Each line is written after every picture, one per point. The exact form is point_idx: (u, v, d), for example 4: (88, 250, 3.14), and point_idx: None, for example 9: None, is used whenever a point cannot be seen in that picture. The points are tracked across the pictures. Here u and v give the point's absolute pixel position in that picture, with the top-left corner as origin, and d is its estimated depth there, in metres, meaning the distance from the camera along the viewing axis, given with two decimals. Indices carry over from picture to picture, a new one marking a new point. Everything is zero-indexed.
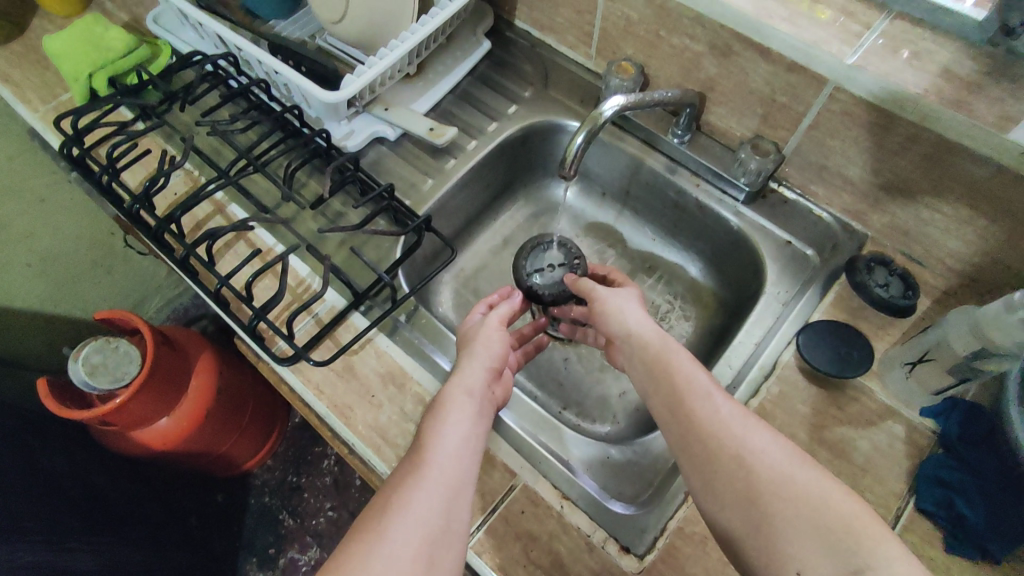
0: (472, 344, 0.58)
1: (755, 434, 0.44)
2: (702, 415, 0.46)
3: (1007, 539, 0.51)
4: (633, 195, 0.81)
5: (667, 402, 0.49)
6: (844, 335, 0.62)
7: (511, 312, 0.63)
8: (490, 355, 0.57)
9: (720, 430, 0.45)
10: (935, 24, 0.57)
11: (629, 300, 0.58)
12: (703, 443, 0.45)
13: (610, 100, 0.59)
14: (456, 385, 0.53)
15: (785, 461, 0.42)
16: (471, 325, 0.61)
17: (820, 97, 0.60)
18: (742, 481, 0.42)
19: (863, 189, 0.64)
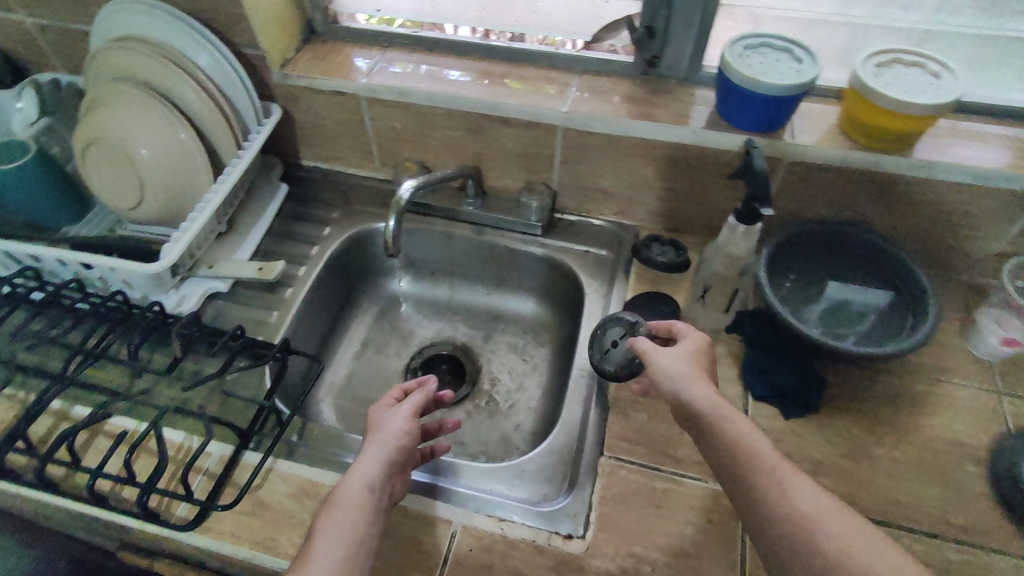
0: (372, 433, 0.60)
1: (817, 499, 0.46)
2: (772, 472, 0.48)
3: (814, 389, 0.68)
4: (457, 264, 0.92)
5: (722, 456, 0.51)
6: (653, 298, 0.77)
7: (420, 399, 0.63)
8: (392, 447, 0.58)
9: (785, 490, 0.47)
10: (606, 71, 0.81)
11: (687, 362, 0.57)
12: (769, 498, 0.47)
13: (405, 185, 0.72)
14: (351, 480, 0.54)
15: (851, 531, 0.44)
16: (378, 414, 0.62)
17: (558, 139, 0.79)
18: (797, 539, 0.45)
19: (617, 194, 0.84)
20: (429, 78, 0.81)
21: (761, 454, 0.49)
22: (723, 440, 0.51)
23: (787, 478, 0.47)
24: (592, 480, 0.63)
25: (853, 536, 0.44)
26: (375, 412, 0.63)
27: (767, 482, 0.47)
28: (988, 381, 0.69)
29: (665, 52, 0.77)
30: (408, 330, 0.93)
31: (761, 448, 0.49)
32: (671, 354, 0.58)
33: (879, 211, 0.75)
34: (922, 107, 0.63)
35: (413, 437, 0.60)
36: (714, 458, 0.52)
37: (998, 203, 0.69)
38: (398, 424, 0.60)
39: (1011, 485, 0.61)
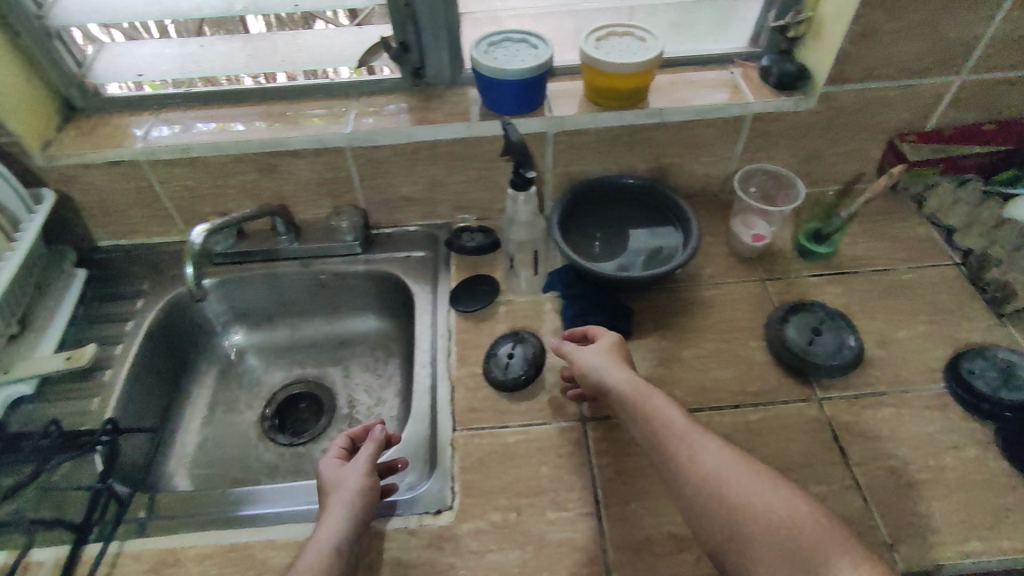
0: (331, 495, 0.59)
1: (722, 462, 0.53)
2: (686, 442, 0.55)
3: (624, 318, 0.77)
4: (289, 302, 0.93)
5: (646, 429, 0.58)
6: (473, 279, 0.83)
7: (374, 452, 0.63)
8: (355, 504, 0.58)
9: (697, 454, 0.54)
10: (379, 91, 0.87)
11: (607, 356, 0.64)
12: (687, 462, 0.54)
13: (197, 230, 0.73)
14: (319, 544, 0.55)
15: (753, 484, 0.51)
16: (333, 473, 0.61)
17: (349, 160, 0.83)
18: (710, 492, 0.52)
19: (421, 198, 0.90)
20: (208, 130, 0.81)
21: (674, 426, 0.56)
22: (647, 420, 0.58)
23: (693, 445, 0.55)
24: (451, 454, 0.67)
25: (753, 485, 0.51)
26: (327, 470, 0.62)
27: (680, 451, 0.55)
28: (752, 273, 0.83)
29: (426, 63, 0.84)
30: (254, 381, 0.91)
31: (674, 423, 0.57)
32: (592, 350, 0.66)
33: (637, 159, 0.87)
34: (638, 65, 0.75)
35: (375, 491, 0.61)
36: (637, 432, 0.59)
37: (718, 131, 0.84)
38: (356, 483, 0.60)
39: (781, 345, 0.74)
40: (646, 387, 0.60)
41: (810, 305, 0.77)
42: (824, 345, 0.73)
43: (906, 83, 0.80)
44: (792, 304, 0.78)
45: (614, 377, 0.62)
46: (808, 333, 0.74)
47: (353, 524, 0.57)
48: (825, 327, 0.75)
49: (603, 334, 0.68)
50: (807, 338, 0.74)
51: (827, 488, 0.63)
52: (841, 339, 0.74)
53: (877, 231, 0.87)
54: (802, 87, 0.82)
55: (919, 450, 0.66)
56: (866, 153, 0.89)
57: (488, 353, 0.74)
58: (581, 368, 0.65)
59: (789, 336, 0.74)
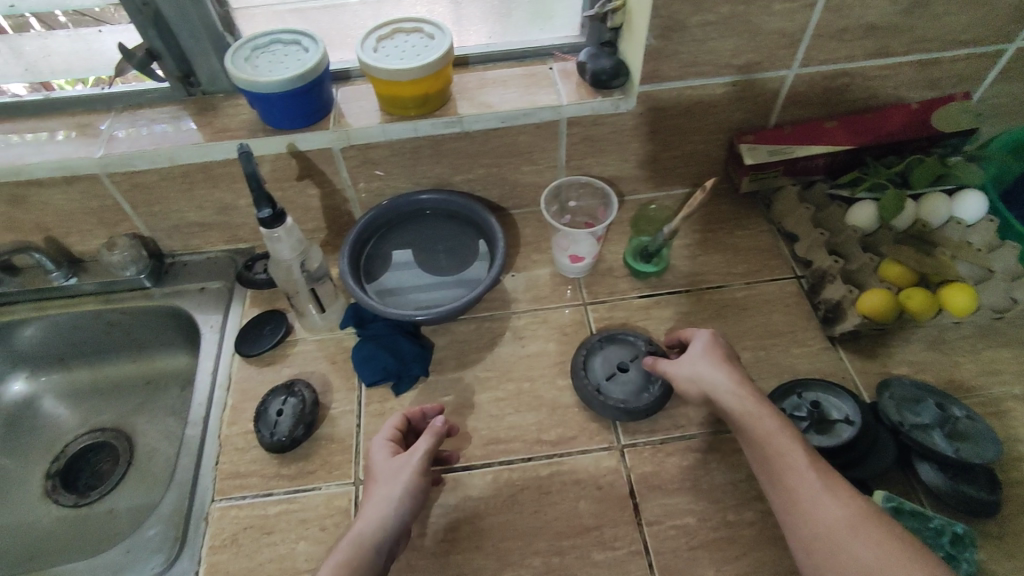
0: (380, 483, 0.55)
1: (849, 518, 0.48)
2: (813, 487, 0.50)
3: (417, 358, 0.69)
4: (79, 341, 0.83)
5: (761, 457, 0.53)
6: (261, 318, 0.75)
7: (434, 441, 0.56)
8: (397, 505, 0.53)
9: (825, 503, 0.49)
10: (148, 102, 0.76)
11: (703, 363, 0.59)
12: (809, 508, 0.49)
13: None
14: (358, 536, 0.51)
15: (866, 540, 0.46)
16: (383, 461, 0.56)
17: (111, 186, 0.73)
18: (824, 545, 0.47)
19: (213, 222, 0.80)
20: None
21: (797, 464, 0.51)
22: (766, 447, 0.53)
23: (817, 495, 0.49)
24: (203, 532, 0.60)
25: (868, 546, 0.46)
26: (376, 453, 0.58)
27: (803, 492, 0.50)
28: (576, 297, 0.76)
29: (195, 69, 0.74)
30: (45, 431, 0.83)
31: (798, 459, 0.51)
32: (685, 358, 0.60)
33: (451, 171, 0.78)
34: (414, 70, 0.66)
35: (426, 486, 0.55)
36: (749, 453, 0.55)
37: (534, 138, 0.75)
38: (408, 477, 0.54)
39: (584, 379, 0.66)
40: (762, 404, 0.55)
41: (636, 339, 0.69)
42: (623, 384, 0.66)
43: (731, 80, 0.72)
44: (617, 333, 0.70)
45: (717, 387, 0.57)
46: (613, 368, 0.67)
47: (394, 525, 0.52)
48: (635, 364, 0.67)
49: (696, 336, 0.62)
50: (607, 374, 0.67)
51: (612, 554, 0.57)
52: (646, 381, 0.66)
53: (716, 241, 0.80)
54: (619, 85, 0.72)
55: (720, 503, 0.60)
56: (707, 154, 0.80)
57: (256, 414, 0.66)
58: (678, 383, 0.60)
59: (590, 368, 0.68)
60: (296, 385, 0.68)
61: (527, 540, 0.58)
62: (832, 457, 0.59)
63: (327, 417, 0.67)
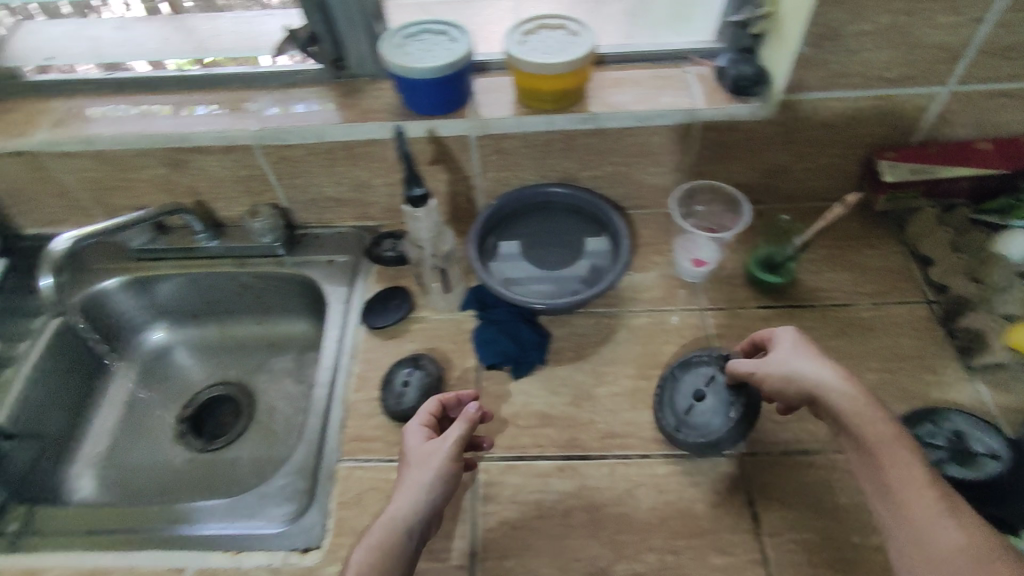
0: (411, 468, 0.57)
1: (952, 529, 0.46)
2: (920, 493, 0.48)
3: (537, 347, 0.71)
4: (212, 300, 0.89)
5: (866, 458, 0.52)
6: (387, 293, 0.78)
7: (467, 427, 0.58)
8: (430, 487, 0.55)
9: (932, 509, 0.48)
10: (300, 82, 0.80)
11: (799, 358, 0.57)
12: (914, 514, 0.48)
13: (61, 239, 0.67)
14: (389, 518, 0.53)
15: (967, 552, 0.45)
16: (417, 447, 0.59)
17: (262, 158, 0.78)
18: (925, 551, 0.46)
19: (346, 199, 0.84)
20: (114, 120, 0.77)
21: (904, 468, 0.50)
22: (870, 447, 0.52)
23: (925, 510, 0.47)
24: (330, 488, 0.64)
25: (970, 558, 0.45)
26: (411, 438, 0.60)
27: (911, 501, 0.48)
28: (694, 302, 0.75)
29: (346, 54, 0.78)
30: (177, 380, 0.89)
31: (907, 464, 0.50)
32: (777, 356, 0.58)
33: (577, 166, 0.79)
34: (560, 65, 0.67)
35: (456, 472, 0.57)
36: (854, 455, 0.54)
37: (666, 140, 0.75)
38: (439, 465, 0.56)
39: (664, 413, 0.64)
40: (869, 403, 0.54)
41: (710, 359, 0.65)
42: (704, 415, 0.63)
43: (882, 92, 0.69)
44: (692, 358, 0.66)
45: (819, 382, 0.55)
46: (691, 397, 0.64)
47: (425, 508, 0.54)
48: (711, 390, 0.63)
49: (776, 331, 0.60)
50: (687, 406, 0.64)
51: (729, 560, 0.57)
52: (725, 407, 0.62)
53: (843, 258, 0.78)
54: (760, 91, 0.71)
55: (843, 524, 0.58)
56: (841, 167, 0.78)
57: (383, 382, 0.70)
58: (773, 383, 0.58)
59: (666, 399, 0.65)
60: (422, 359, 0.71)
61: (641, 536, 0.59)
62: (971, 490, 0.56)
63: (448, 393, 0.69)
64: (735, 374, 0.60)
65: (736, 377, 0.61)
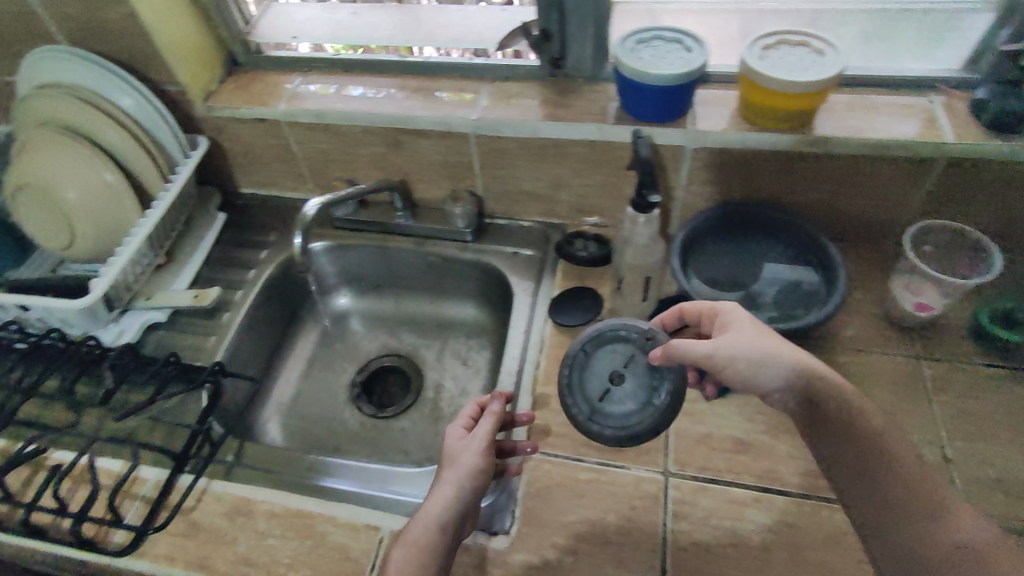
0: (447, 468, 0.60)
1: (962, 508, 0.49)
2: (918, 475, 0.50)
3: None
4: (394, 275, 0.94)
5: (850, 447, 0.53)
6: (576, 292, 0.79)
7: (494, 423, 0.62)
8: (461, 483, 0.58)
9: (934, 495, 0.49)
10: (517, 76, 0.82)
11: (750, 334, 0.57)
12: (918, 497, 0.49)
13: (311, 202, 0.73)
14: (423, 517, 0.55)
15: (976, 522, 0.48)
16: (455, 442, 0.62)
17: (474, 146, 0.80)
18: (933, 537, 0.48)
19: (540, 195, 0.85)
20: (345, 97, 0.82)
21: (893, 458, 0.51)
22: (848, 423, 0.53)
23: (932, 485, 0.50)
24: (518, 476, 0.64)
25: (982, 531, 0.47)
26: (449, 437, 0.63)
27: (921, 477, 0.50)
28: (907, 348, 0.70)
29: (567, 54, 0.78)
30: (353, 345, 0.95)
31: (895, 452, 0.51)
32: (733, 340, 0.56)
33: (789, 189, 0.76)
34: (806, 85, 0.63)
35: (489, 468, 0.60)
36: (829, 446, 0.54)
37: (898, 173, 0.71)
38: (470, 462, 0.59)
39: (586, 415, 0.62)
40: (837, 378, 0.54)
41: (627, 338, 0.64)
42: (619, 401, 0.62)
43: None
44: (613, 329, 0.65)
45: (796, 362, 0.55)
46: (606, 380, 0.63)
47: (458, 501, 0.56)
48: (629, 371, 0.63)
49: (729, 312, 0.59)
50: (602, 390, 0.63)
51: None
52: (641, 393, 0.62)
53: None
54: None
55: None
56: None
57: (574, 364, 0.65)
58: (730, 369, 0.56)
59: (584, 387, 0.64)
60: None
61: None
62: None
63: None
64: (663, 358, 0.59)
65: (662, 361, 0.59)
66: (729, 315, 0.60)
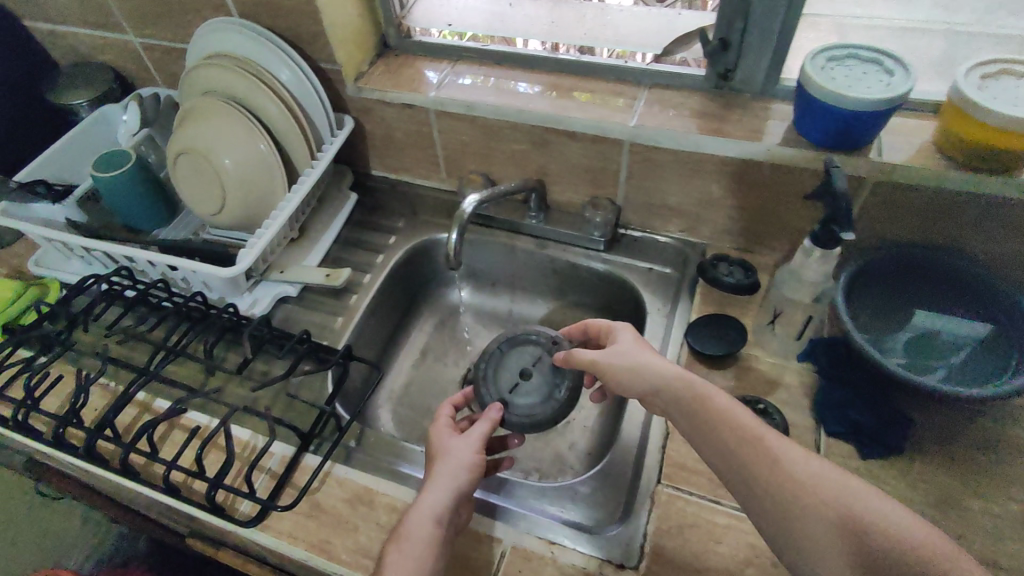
0: (438, 462, 0.60)
1: (846, 487, 0.46)
2: (783, 484, 0.47)
3: (897, 429, 0.62)
4: (515, 276, 0.93)
5: (723, 454, 0.51)
6: (717, 321, 0.74)
7: (490, 427, 0.64)
8: (460, 481, 0.59)
9: (810, 492, 0.47)
10: (678, 84, 0.78)
11: (635, 353, 0.61)
12: (795, 522, 0.46)
13: (468, 199, 0.68)
14: (422, 509, 0.56)
15: (882, 502, 0.45)
16: (443, 442, 0.62)
17: (625, 153, 0.77)
18: (835, 533, 0.44)
19: (683, 211, 0.81)
20: (495, 91, 0.80)
21: (756, 464, 0.49)
22: (716, 428, 0.52)
23: (816, 470, 0.48)
24: (648, 509, 0.61)
25: (894, 513, 0.44)
26: (435, 438, 0.63)
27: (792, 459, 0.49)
28: None
29: (738, 67, 0.73)
30: (465, 341, 0.94)
31: (756, 457, 0.49)
32: (618, 352, 0.62)
33: (975, 237, 0.68)
34: None
35: (478, 470, 0.61)
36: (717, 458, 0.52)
37: None
38: (467, 457, 0.60)
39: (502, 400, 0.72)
40: (713, 398, 0.54)
41: (538, 343, 0.77)
42: (526, 392, 0.73)
43: None
44: (519, 339, 0.78)
45: (659, 372, 0.57)
46: (517, 376, 0.75)
47: (455, 495, 0.58)
48: (537, 369, 0.75)
49: (619, 332, 0.65)
50: (512, 383, 0.74)
51: None
52: (551, 384, 0.73)
53: None
54: None
55: None
56: None
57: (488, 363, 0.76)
58: (617, 374, 0.61)
59: (496, 381, 0.75)
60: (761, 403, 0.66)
61: None
62: None
63: None
64: (565, 362, 0.68)
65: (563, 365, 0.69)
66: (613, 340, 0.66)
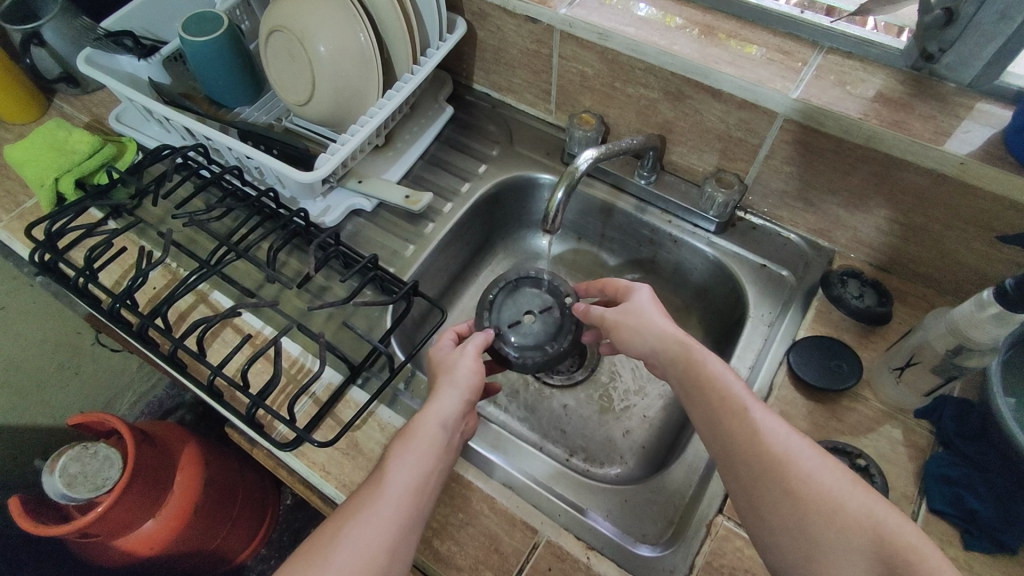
0: (442, 374, 0.57)
1: (830, 475, 0.44)
2: (762, 460, 0.45)
3: (1019, 529, 0.51)
4: (608, 236, 0.85)
5: (708, 425, 0.49)
6: (832, 349, 0.63)
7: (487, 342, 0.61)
8: (465, 392, 0.55)
9: (788, 473, 0.44)
10: (863, 56, 0.64)
11: (645, 312, 0.57)
12: (773, 506, 0.44)
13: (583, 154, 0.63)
14: (429, 416, 0.53)
15: (871, 498, 0.43)
16: (444, 355, 0.59)
17: (773, 129, 0.64)
18: (815, 523, 0.42)
19: (822, 209, 0.69)
20: (636, 20, 0.68)
21: (738, 437, 0.47)
22: (705, 402, 0.49)
23: (798, 456, 0.45)
24: (701, 536, 0.55)
25: (886, 513, 0.42)
26: (438, 354, 0.60)
27: (774, 446, 0.46)
28: None
29: (948, 50, 0.57)
30: None
31: (736, 432, 0.47)
32: (627, 309, 0.58)
33: None
34: None
35: (481, 384, 0.58)
36: (709, 439, 0.49)
37: None
38: (470, 368, 0.57)
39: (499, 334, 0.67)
40: (698, 374, 0.51)
41: (557, 292, 0.70)
42: (524, 334, 0.67)
43: None
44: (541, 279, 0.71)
45: (659, 330, 0.55)
46: (521, 314, 0.69)
47: (464, 403, 0.55)
48: (540, 314, 0.69)
49: (634, 285, 0.61)
50: (512, 321, 0.68)
51: None
52: (547, 334, 0.67)
53: None
54: None
55: None
56: None
57: (505, 295, 0.70)
58: (625, 331, 0.57)
59: (497, 311, 0.69)
60: (865, 460, 0.57)
61: None
62: None
63: None
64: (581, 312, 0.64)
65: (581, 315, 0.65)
66: (627, 291, 0.62)
